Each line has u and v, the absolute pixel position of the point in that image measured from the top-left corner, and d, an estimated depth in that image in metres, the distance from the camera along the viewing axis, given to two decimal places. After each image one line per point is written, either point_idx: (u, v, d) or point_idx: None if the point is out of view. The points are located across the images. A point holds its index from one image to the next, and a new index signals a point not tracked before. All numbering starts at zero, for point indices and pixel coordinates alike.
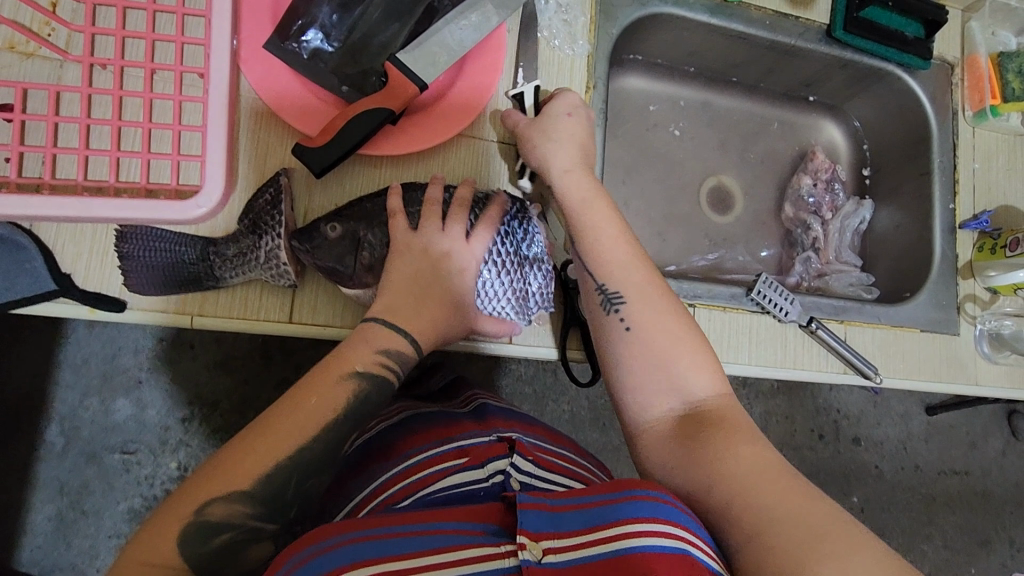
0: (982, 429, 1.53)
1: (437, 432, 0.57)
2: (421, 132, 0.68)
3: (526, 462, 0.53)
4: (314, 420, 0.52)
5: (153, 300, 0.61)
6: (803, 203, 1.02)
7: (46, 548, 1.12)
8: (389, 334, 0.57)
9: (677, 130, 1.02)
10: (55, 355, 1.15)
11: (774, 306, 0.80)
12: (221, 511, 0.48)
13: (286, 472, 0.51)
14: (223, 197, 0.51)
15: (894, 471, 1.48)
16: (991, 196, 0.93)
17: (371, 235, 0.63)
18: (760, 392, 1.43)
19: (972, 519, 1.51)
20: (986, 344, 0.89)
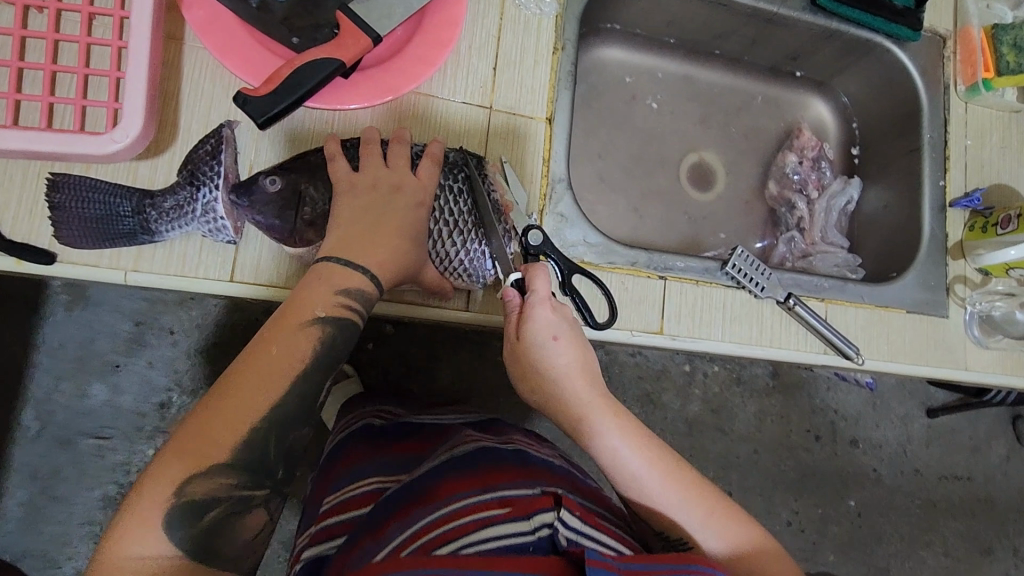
0: (986, 433, 1.48)
1: (476, 478, 0.52)
2: (374, 86, 0.65)
3: (575, 516, 0.47)
4: (281, 373, 0.51)
5: (86, 254, 0.59)
6: (788, 181, 0.99)
7: (17, 534, 1.09)
8: (347, 273, 0.55)
9: (655, 102, 0.99)
10: (24, 337, 1.12)
11: (750, 280, 0.77)
12: (204, 487, 0.47)
13: (263, 432, 0.50)
14: (142, 134, 0.56)
15: (893, 476, 1.43)
16: (984, 174, 0.89)
17: (313, 188, 0.60)
18: (754, 391, 1.39)
19: (974, 525, 1.46)
20: (977, 328, 0.85)
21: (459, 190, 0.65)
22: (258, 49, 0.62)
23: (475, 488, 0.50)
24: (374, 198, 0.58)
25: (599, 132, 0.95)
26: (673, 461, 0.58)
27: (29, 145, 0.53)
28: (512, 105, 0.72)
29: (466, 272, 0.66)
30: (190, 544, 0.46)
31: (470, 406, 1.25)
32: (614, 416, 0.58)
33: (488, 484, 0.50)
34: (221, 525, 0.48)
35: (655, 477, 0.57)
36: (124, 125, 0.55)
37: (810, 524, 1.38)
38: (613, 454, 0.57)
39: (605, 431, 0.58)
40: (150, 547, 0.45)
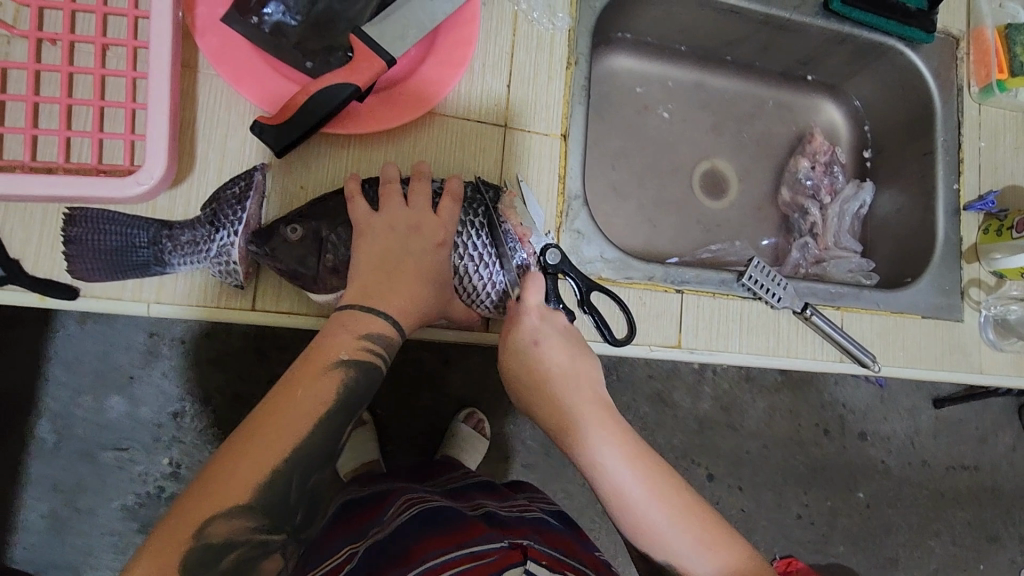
0: (992, 423, 1.48)
1: (450, 537, 0.58)
2: (390, 109, 0.65)
3: (541, 565, 0.54)
4: (306, 416, 0.49)
5: (107, 287, 0.59)
6: (801, 186, 0.99)
7: (40, 546, 1.10)
8: (369, 317, 0.54)
9: (666, 112, 0.98)
10: (40, 353, 1.12)
11: (766, 291, 0.76)
12: (223, 529, 0.45)
13: (286, 476, 0.48)
14: (166, 173, 0.55)
15: (901, 467, 1.44)
16: (998, 176, 0.89)
17: (334, 235, 0.60)
18: (763, 387, 1.39)
19: (982, 515, 1.46)
20: (991, 331, 0.85)
21: (480, 225, 0.65)
22: (273, 76, 0.61)
23: (449, 546, 0.56)
24: (395, 240, 0.58)
25: (610, 140, 0.95)
26: (677, 491, 0.56)
27: (51, 189, 0.53)
28: (527, 122, 0.71)
29: (490, 301, 0.66)
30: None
31: (480, 410, 1.26)
32: (617, 437, 0.57)
33: (461, 541, 0.57)
34: (238, 570, 0.46)
35: (655, 503, 0.54)
36: (149, 166, 0.54)
37: (821, 517, 1.39)
38: (613, 477, 0.55)
39: (607, 451, 0.56)
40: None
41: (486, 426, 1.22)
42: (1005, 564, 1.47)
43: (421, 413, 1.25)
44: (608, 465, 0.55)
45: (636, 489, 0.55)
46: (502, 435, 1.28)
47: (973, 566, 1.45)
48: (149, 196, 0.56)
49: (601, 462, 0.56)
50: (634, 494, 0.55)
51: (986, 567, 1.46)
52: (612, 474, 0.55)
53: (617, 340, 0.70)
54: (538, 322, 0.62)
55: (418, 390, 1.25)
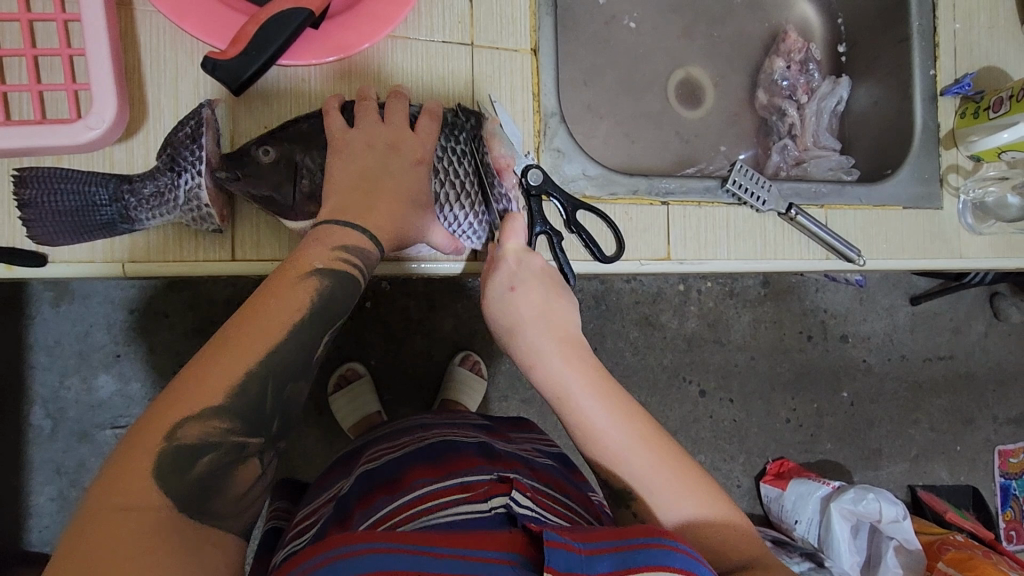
0: (966, 313, 1.54)
1: (437, 468, 0.59)
2: (349, 34, 0.61)
3: (526, 495, 0.53)
4: (277, 327, 0.48)
5: (75, 251, 0.56)
6: (777, 88, 0.97)
7: (53, 528, 1.10)
8: (345, 230, 0.53)
9: (634, 21, 0.94)
10: (22, 339, 1.10)
11: (750, 195, 0.76)
12: (195, 432, 0.44)
13: (262, 381, 0.47)
14: (118, 118, 0.54)
15: (881, 363, 1.50)
16: (973, 59, 0.87)
17: (309, 159, 0.58)
18: (747, 300, 1.42)
19: (957, 400, 1.54)
20: (970, 216, 0.86)
21: (462, 152, 0.64)
22: (218, 6, 0.57)
23: (435, 477, 0.57)
24: (373, 157, 0.57)
25: (580, 56, 0.91)
26: (648, 429, 0.57)
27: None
28: (493, 38, 0.68)
29: (475, 234, 0.66)
30: (178, 495, 0.42)
31: (473, 352, 1.27)
32: (593, 386, 0.57)
33: (445, 472, 0.58)
34: (214, 476, 0.45)
35: (630, 442, 0.56)
36: (98, 109, 0.53)
37: (808, 419, 1.46)
38: (588, 418, 0.56)
39: (580, 394, 0.57)
40: (133, 497, 0.41)
41: (482, 366, 1.24)
42: (980, 443, 1.55)
43: (414, 359, 1.25)
44: (579, 401, 0.57)
45: (608, 424, 0.56)
46: (496, 372, 1.29)
47: (951, 449, 1.53)
48: (104, 143, 0.55)
49: (575, 401, 0.57)
50: (605, 427, 0.56)
51: (963, 448, 1.54)
52: (585, 415, 0.57)
53: (607, 258, 0.70)
54: (513, 266, 0.61)
55: (410, 337, 1.25)
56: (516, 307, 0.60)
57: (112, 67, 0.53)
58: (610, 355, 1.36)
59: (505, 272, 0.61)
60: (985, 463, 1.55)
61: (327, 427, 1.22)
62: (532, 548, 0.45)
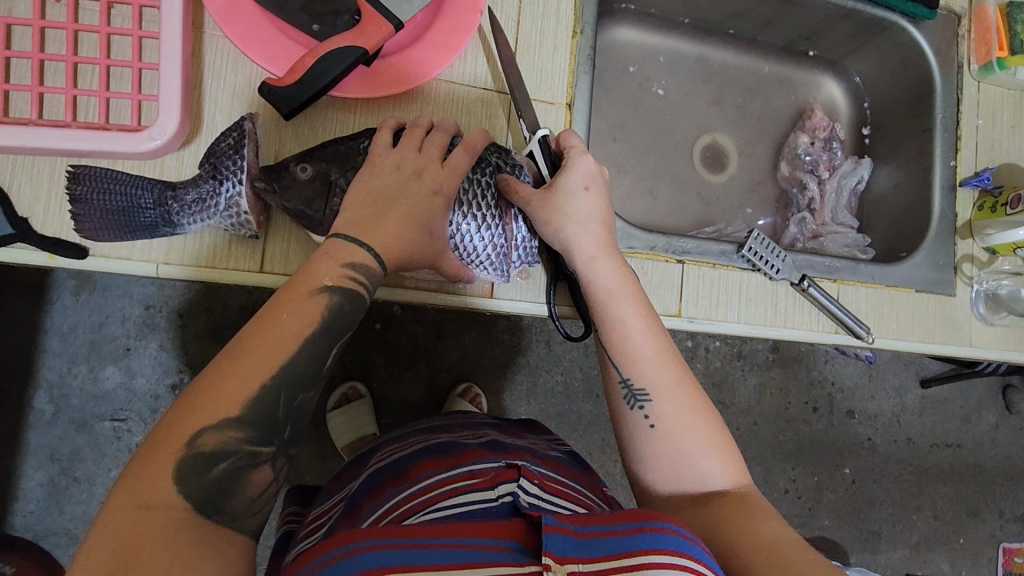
0: (977, 403, 1.52)
1: (447, 460, 0.59)
2: (398, 75, 0.65)
3: (534, 483, 0.53)
4: (289, 339, 0.51)
5: (117, 247, 0.58)
6: (800, 162, 0.99)
7: (39, 513, 1.11)
8: (352, 248, 0.55)
9: (661, 89, 0.97)
10: (39, 324, 1.12)
11: (764, 263, 0.78)
12: (213, 441, 0.47)
13: (272, 392, 0.49)
14: (178, 131, 0.58)
15: (887, 444, 1.47)
16: (994, 155, 0.90)
17: (344, 179, 0.60)
18: (755, 364, 1.42)
19: (963, 490, 1.50)
20: (983, 305, 0.87)
21: (486, 184, 0.65)
22: (280, 37, 0.61)
23: (442, 467, 0.58)
24: (397, 182, 0.59)
25: (611, 109, 0.94)
26: (670, 350, 0.61)
27: (67, 143, 0.55)
28: (531, 89, 0.72)
29: (489, 264, 0.67)
30: (196, 497, 0.46)
31: (477, 384, 1.27)
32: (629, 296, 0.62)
33: (456, 463, 0.58)
34: (229, 479, 0.48)
35: (652, 350, 0.60)
36: (161, 122, 0.56)
37: (807, 492, 1.43)
38: (621, 320, 0.61)
39: (618, 293, 0.62)
40: (154, 500, 0.44)
41: (482, 400, 1.24)
42: (984, 538, 1.50)
43: (418, 384, 1.26)
44: (620, 308, 0.61)
45: (636, 332, 0.61)
46: (498, 407, 1.30)
47: (954, 540, 1.49)
48: (162, 152, 0.59)
49: (614, 304, 0.62)
50: (634, 333, 0.61)
51: (965, 542, 1.50)
52: (621, 318, 0.61)
53: None
54: (591, 171, 0.64)
55: (416, 363, 1.26)
56: (585, 214, 0.63)
57: (181, 86, 0.57)
58: None
59: (580, 181, 0.63)
60: (988, 559, 1.50)
61: (322, 443, 1.22)
62: (530, 536, 0.46)
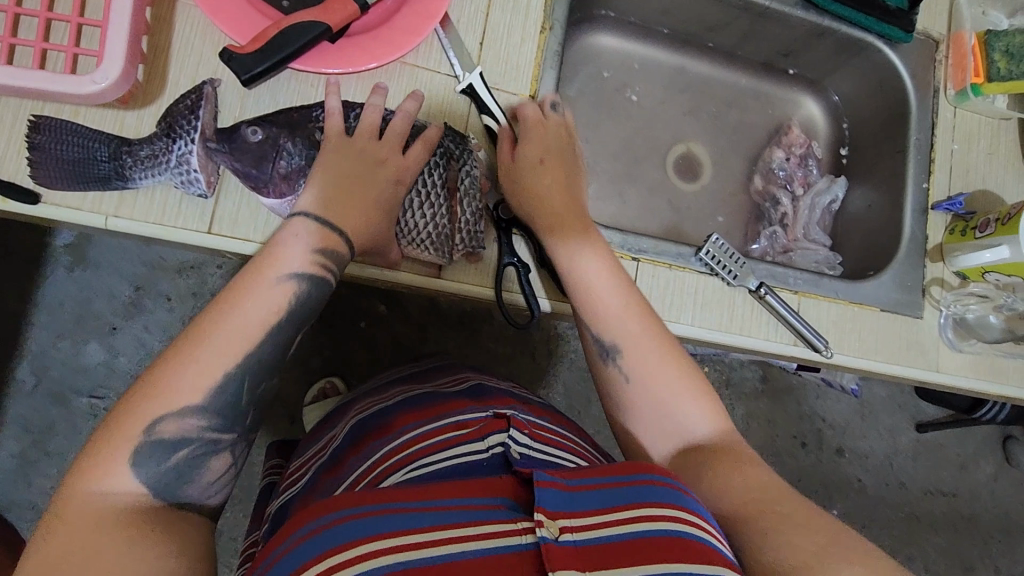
0: (973, 451, 1.48)
1: (428, 412, 0.59)
2: (361, 52, 0.66)
3: (523, 434, 0.54)
4: (254, 328, 0.52)
5: (68, 196, 0.60)
6: (773, 176, 1.00)
7: (10, 484, 1.12)
8: (325, 232, 0.57)
9: (635, 94, 0.98)
10: (28, 297, 1.14)
11: (723, 268, 0.78)
12: (173, 428, 0.49)
13: (236, 381, 0.51)
14: (122, 76, 0.58)
15: (877, 487, 1.43)
16: (968, 179, 0.90)
17: (292, 144, 0.61)
18: (743, 393, 1.40)
19: (957, 541, 1.45)
20: (952, 331, 0.86)
21: (435, 164, 0.67)
22: (248, 8, 0.63)
23: (425, 419, 0.57)
24: (349, 158, 0.60)
25: (589, 113, 0.95)
26: (639, 309, 0.64)
27: (12, 80, 0.55)
28: (495, 80, 0.73)
29: (431, 244, 0.66)
30: (153, 483, 0.48)
31: None
32: (603, 259, 0.65)
33: (439, 413, 0.58)
34: (186, 466, 0.50)
35: (620, 312, 0.63)
36: (105, 66, 0.57)
37: None
38: (588, 285, 0.64)
39: (583, 259, 0.65)
40: (113, 485, 0.46)
41: None
42: None
43: None
44: (585, 274, 0.64)
45: (609, 296, 0.64)
46: None
47: None
48: (106, 97, 0.59)
49: (580, 273, 0.65)
50: (602, 294, 0.64)
51: None
52: (588, 283, 0.64)
53: None
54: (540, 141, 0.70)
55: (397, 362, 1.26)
56: (544, 185, 0.68)
57: (128, 33, 0.57)
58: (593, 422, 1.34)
59: (534, 155, 0.69)
60: None
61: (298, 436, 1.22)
62: (521, 494, 0.46)
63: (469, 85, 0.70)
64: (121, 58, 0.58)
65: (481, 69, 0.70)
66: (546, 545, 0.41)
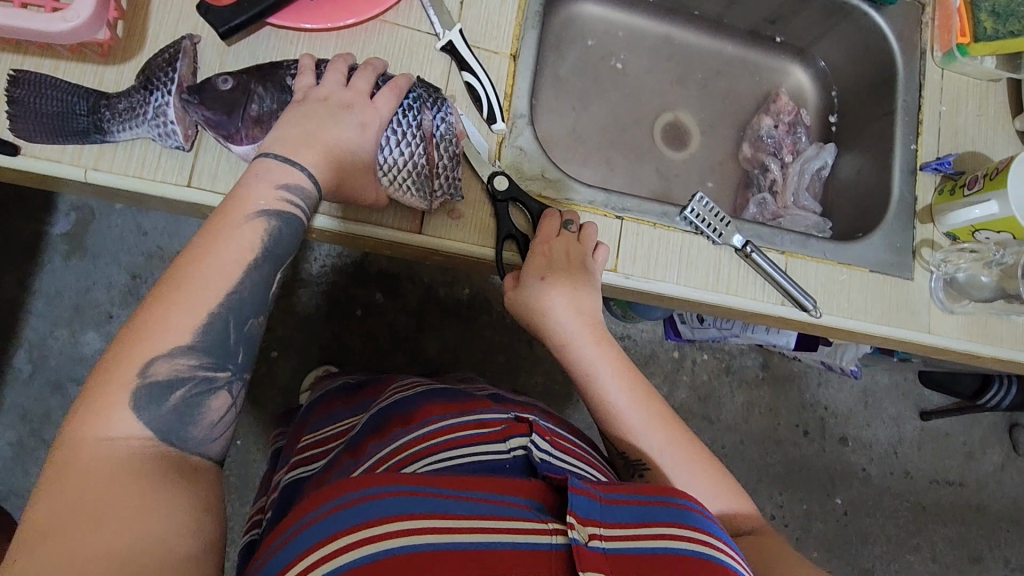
0: (979, 439, 1.46)
1: (453, 406, 0.59)
2: (341, 9, 0.68)
3: (545, 440, 0.53)
4: (229, 264, 0.51)
5: (48, 149, 0.60)
6: (762, 143, 1.00)
7: (8, 473, 1.12)
8: (285, 167, 0.55)
9: (620, 62, 0.98)
10: (26, 286, 1.15)
11: (707, 226, 0.77)
12: (166, 368, 0.48)
13: (223, 319, 0.50)
14: (93, 17, 0.57)
15: (882, 476, 1.42)
16: (958, 141, 0.88)
17: (263, 90, 0.62)
18: (744, 381, 1.39)
19: (964, 532, 1.43)
20: (942, 291, 0.85)
21: (408, 107, 0.66)
22: None
23: (451, 412, 0.57)
24: (323, 106, 0.60)
25: (577, 86, 0.96)
26: (654, 399, 0.64)
27: None
28: (476, 39, 0.73)
29: (414, 185, 0.66)
30: (155, 426, 0.47)
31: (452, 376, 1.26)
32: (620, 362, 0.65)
33: (463, 409, 0.58)
34: (186, 408, 0.49)
35: (635, 406, 0.63)
36: (75, 6, 0.56)
37: (795, 519, 1.37)
38: (607, 393, 0.64)
39: (599, 368, 0.65)
40: (116, 431, 0.45)
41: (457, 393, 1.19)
42: None
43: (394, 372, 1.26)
44: (603, 383, 0.64)
45: (626, 400, 0.63)
46: None
47: None
48: (78, 40, 0.58)
49: (598, 380, 0.64)
50: (621, 404, 0.63)
51: None
52: (607, 394, 0.64)
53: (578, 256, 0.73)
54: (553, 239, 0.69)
55: (394, 350, 1.26)
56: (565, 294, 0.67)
57: None
58: None
59: (550, 257, 0.68)
60: None
61: None
62: (551, 500, 0.46)
63: (449, 43, 0.70)
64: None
65: (459, 26, 0.70)
66: (575, 547, 0.41)
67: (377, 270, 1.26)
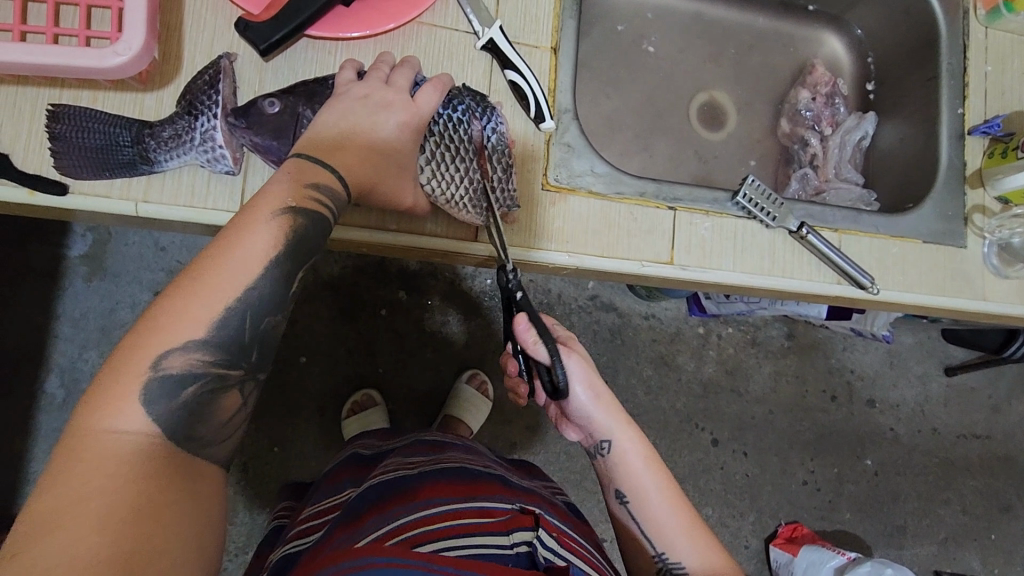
0: (1007, 391, 1.46)
1: (461, 489, 0.60)
2: (378, 14, 0.65)
3: (551, 537, 0.56)
4: (251, 262, 0.49)
5: (96, 184, 0.58)
6: (800, 118, 0.97)
7: None
8: (319, 170, 0.54)
9: (651, 45, 0.95)
10: (51, 310, 1.14)
11: (760, 210, 0.76)
12: (179, 362, 0.46)
13: (240, 314, 0.48)
14: (145, 48, 0.55)
15: (911, 434, 1.42)
16: (1005, 101, 0.86)
17: (311, 112, 0.60)
18: (770, 351, 1.37)
19: (993, 483, 1.44)
20: (996, 257, 0.83)
21: (457, 119, 0.65)
22: None
23: (459, 497, 0.59)
24: (364, 108, 0.58)
25: (604, 68, 0.93)
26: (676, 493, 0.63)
27: (29, 57, 0.53)
28: (515, 33, 0.71)
29: (471, 202, 0.64)
30: (165, 422, 0.45)
31: (482, 370, 1.26)
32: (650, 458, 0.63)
33: (471, 494, 0.59)
34: (197, 406, 0.47)
35: (662, 501, 0.62)
36: (126, 37, 0.54)
37: (827, 483, 1.38)
38: (642, 488, 0.62)
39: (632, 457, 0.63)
40: (125, 423, 0.44)
41: (488, 387, 1.23)
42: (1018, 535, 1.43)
43: (423, 369, 1.25)
44: (637, 475, 0.63)
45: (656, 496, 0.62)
46: (504, 395, 1.27)
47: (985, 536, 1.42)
48: (126, 73, 0.56)
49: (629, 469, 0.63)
50: (651, 496, 0.62)
51: (998, 537, 1.43)
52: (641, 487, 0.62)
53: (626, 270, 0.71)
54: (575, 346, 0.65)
55: (425, 349, 1.25)
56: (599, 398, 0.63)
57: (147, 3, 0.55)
58: (621, 392, 1.31)
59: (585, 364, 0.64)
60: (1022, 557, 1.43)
61: (327, 428, 1.21)
62: None
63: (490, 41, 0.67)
64: (141, 27, 0.55)
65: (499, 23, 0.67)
66: None
67: (398, 269, 1.24)
